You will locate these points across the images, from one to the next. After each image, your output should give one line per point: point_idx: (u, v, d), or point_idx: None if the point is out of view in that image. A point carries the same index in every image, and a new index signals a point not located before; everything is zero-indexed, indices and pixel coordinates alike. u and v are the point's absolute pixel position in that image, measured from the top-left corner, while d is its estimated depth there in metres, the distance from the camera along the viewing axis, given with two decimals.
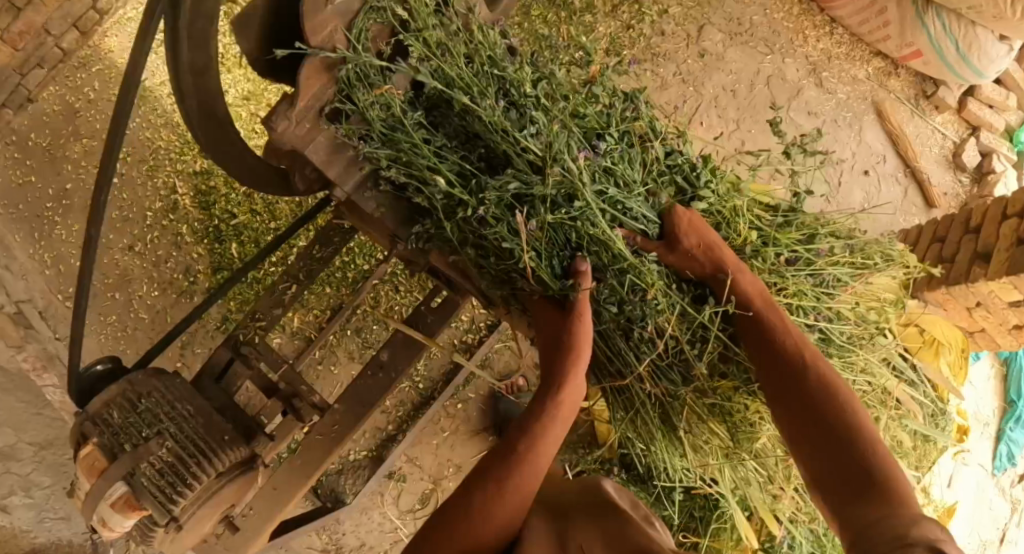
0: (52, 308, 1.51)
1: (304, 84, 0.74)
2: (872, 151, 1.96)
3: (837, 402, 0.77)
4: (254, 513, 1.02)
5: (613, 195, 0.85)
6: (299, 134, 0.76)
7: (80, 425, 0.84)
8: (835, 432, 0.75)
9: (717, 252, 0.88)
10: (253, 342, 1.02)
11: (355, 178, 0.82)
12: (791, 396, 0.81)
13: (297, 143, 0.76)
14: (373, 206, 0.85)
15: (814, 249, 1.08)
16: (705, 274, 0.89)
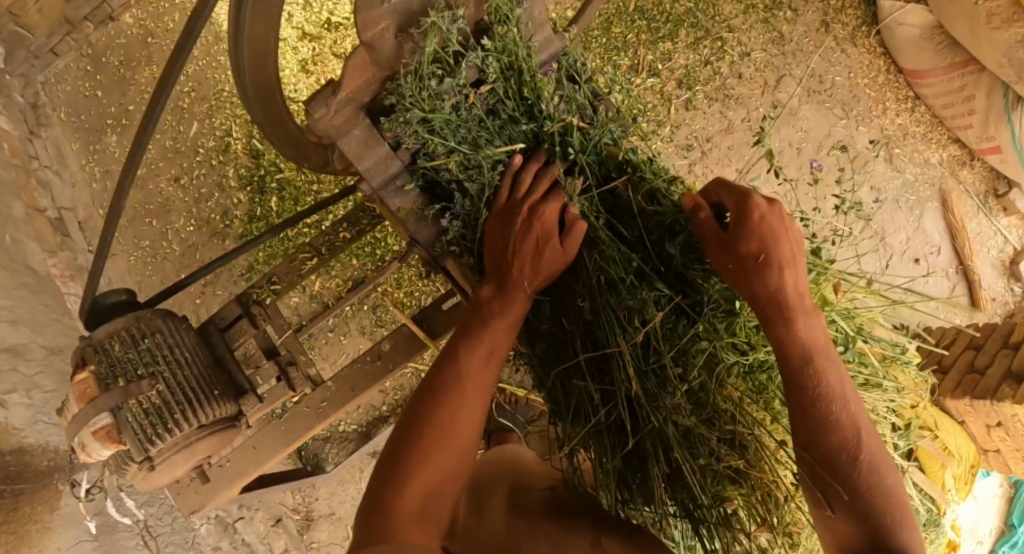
0: (91, 220, 1.57)
1: (348, 75, 0.76)
2: (928, 240, 1.89)
3: (866, 461, 0.76)
4: (229, 467, 1.04)
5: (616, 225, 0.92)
6: (335, 123, 0.78)
7: (82, 349, 0.86)
8: (865, 495, 0.76)
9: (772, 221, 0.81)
10: (264, 303, 1.02)
11: (385, 174, 0.83)
12: (828, 439, 0.77)
13: (330, 131, 0.78)
14: (396, 203, 0.85)
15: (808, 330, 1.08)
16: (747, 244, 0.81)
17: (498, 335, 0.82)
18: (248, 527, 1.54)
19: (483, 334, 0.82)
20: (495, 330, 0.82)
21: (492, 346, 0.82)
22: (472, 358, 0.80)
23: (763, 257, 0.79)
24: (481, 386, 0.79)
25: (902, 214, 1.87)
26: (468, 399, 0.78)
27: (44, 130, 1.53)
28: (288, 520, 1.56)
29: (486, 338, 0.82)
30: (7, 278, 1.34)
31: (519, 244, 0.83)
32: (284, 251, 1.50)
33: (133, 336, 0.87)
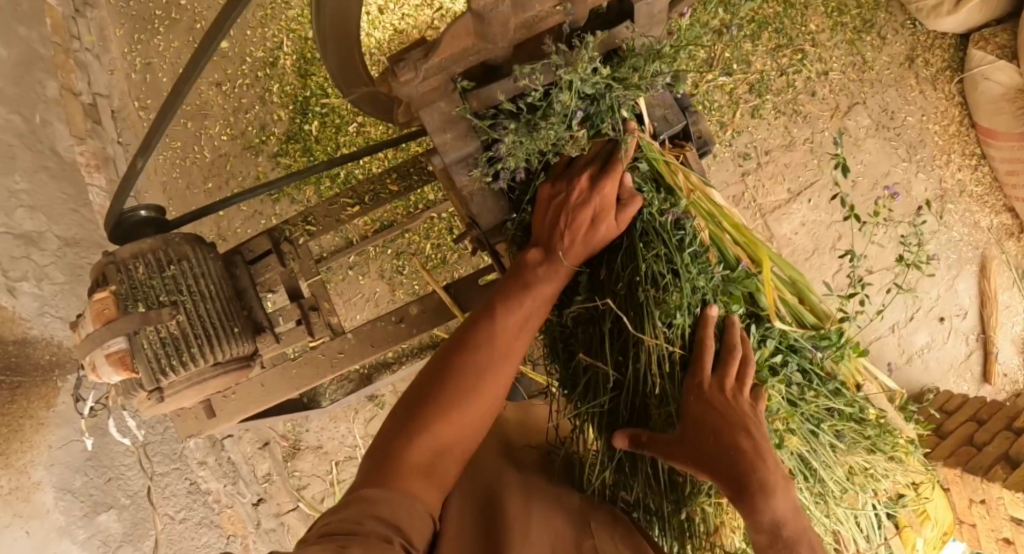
0: (125, 111, 1.51)
1: (447, 41, 0.66)
2: (956, 302, 1.84)
3: None
4: (234, 398, 1.02)
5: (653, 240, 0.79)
6: (422, 90, 0.70)
7: (103, 266, 0.83)
8: None
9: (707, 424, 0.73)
10: (295, 243, 0.97)
11: (461, 151, 0.75)
12: None
13: (415, 98, 0.70)
14: (467, 178, 0.77)
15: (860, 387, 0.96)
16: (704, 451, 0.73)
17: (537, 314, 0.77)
18: (236, 447, 1.46)
19: (515, 301, 0.75)
20: (530, 299, 0.76)
21: (525, 313, 0.76)
22: (508, 328, 0.75)
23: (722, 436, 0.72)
24: (512, 358, 0.75)
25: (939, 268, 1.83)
26: (497, 376, 0.74)
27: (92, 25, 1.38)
28: (276, 445, 1.47)
29: (518, 305, 0.76)
30: (31, 160, 1.31)
31: (575, 213, 0.76)
32: (316, 181, 1.44)
33: (159, 261, 0.84)
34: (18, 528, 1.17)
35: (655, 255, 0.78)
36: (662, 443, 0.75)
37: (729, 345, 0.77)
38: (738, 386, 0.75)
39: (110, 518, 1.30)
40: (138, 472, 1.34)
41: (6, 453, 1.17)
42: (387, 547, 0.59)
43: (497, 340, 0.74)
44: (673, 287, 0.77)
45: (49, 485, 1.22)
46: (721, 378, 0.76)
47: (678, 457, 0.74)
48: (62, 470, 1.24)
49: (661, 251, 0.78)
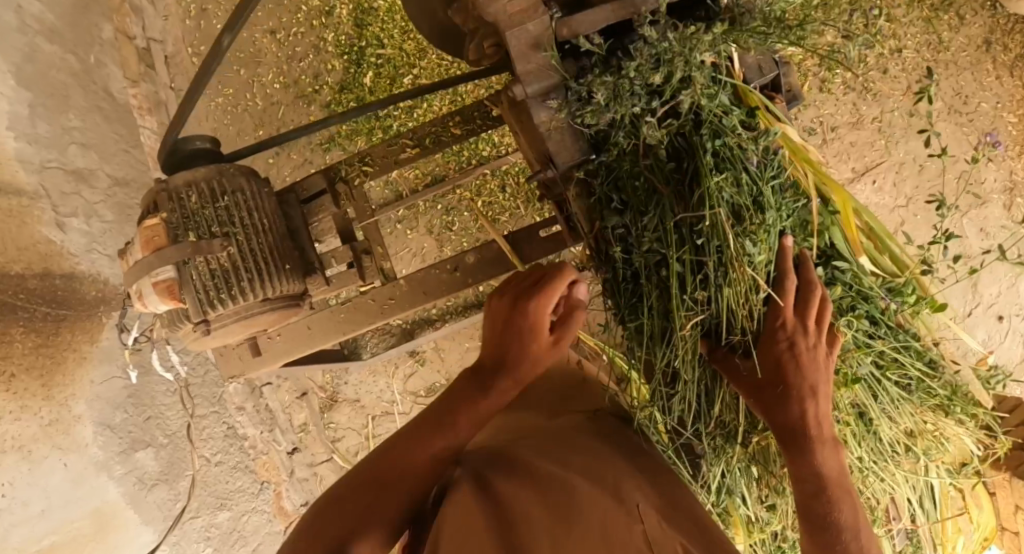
0: (178, 57, 1.49)
1: None
2: (1020, 301, 1.74)
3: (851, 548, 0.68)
4: (279, 340, 1.02)
5: (739, 177, 0.70)
6: (512, 9, 0.66)
7: (156, 194, 0.83)
8: None
9: (780, 367, 0.71)
10: (350, 184, 0.99)
11: (547, 81, 0.69)
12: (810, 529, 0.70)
13: (503, 19, 0.67)
14: (546, 116, 0.71)
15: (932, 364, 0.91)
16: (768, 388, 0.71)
17: (504, 395, 0.75)
18: (274, 395, 1.48)
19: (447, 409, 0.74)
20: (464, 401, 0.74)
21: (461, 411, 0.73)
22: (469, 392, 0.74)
23: (786, 388, 0.70)
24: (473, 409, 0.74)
25: (1002, 265, 1.73)
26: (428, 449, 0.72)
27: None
28: (314, 396, 1.48)
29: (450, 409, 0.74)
30: (85, 99, 1.31)
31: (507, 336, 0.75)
32: (371, 127, 1.43)
33: (213, 191, 0.84)
34: (57, 460, 1.17)
35: (742, 187, 0.70)
36: (729, 366, 0.74)
37: (806, 283, 0.73)
38: (815, 327, 0.72)
39: (148, 456, 1.28)
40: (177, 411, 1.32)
41: (47, 385, 1.16)
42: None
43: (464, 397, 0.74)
44: (760, 225, 0.71)
45: (89, 420, 1.21)
46: (799, 317, 0.72)
47: (735, 378, 0.74)
48: (103, 406, 1.23)
49: (744, 189, 0.70)
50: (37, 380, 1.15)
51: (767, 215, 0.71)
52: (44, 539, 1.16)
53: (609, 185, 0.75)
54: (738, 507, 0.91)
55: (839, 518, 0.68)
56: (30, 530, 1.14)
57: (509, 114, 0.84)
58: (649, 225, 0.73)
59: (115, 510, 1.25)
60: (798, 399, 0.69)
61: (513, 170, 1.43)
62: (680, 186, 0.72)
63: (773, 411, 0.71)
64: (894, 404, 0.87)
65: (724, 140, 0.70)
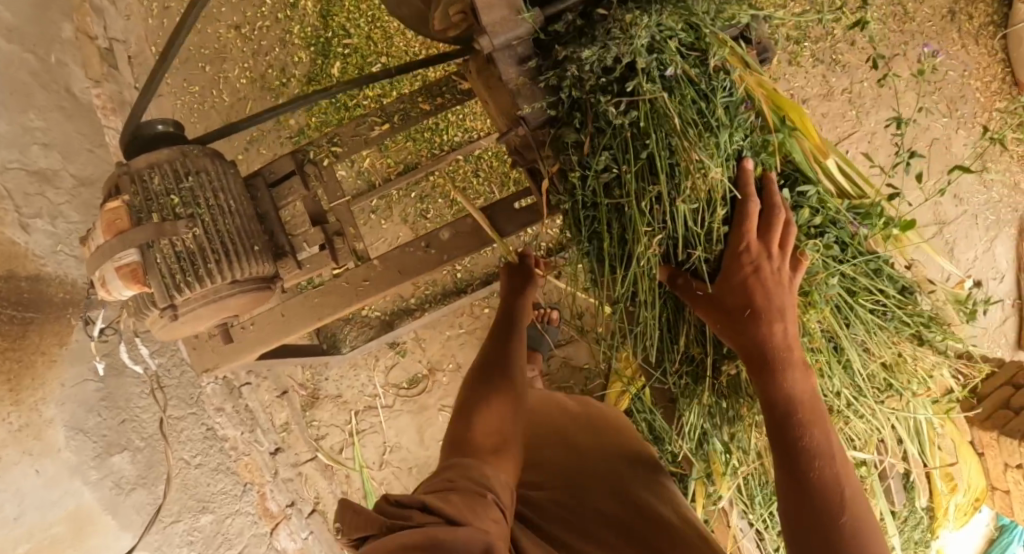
0: (143, 57, 1.46)
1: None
2: (995, 265, 1.77)
3: (827, 479, 0.65)
4: (253, 329, 0.99)
5: (687, 98, 0.68)
6: None
7: (117, 177, 0.81)
8: (824, 516, 0.64)
9: (747, 291, 0.69)
10: (319, 164, 0.98)
11: (512, 33, 0.66)
12: (784, 464, 0.68)
13: None
14: (511, 71, 0.69)
15: (901, 309, 0.90)
16: (733, 312, 0.70)
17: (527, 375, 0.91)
18: (254, 395, 1.43)
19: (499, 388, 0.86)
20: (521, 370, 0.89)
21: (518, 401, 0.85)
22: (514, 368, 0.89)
23: (752, 311, 0.69)
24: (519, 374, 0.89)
25: (977, 229, 1.74)
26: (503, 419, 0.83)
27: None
28: (294, 394, 1.46)
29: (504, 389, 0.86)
30: (45, 99, 1.28)
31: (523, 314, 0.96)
32: (335, 108, 1.42)
33: (176, 172, 0.83)
34: (29, 466, 1.15)
35: (688, 106, 0.68)
36: (693, 294, 0.73)
37: (769, 205, 0.71)
38: (780, 251, 0.70)
39: (124, 460, 1.24)
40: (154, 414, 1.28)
41: (15, 390, 1.14)
42: (480, 498, 0.65)
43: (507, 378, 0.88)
44: (710, 139, 0.68)
45: (61, 423, 1.18)
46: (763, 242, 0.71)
47: (700, 305, 0.72)
48: (73, 409, 1.19)
49: (690, 109, 0.68)
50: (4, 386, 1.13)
51: (721, 135, 0.68)
52: (21, 545, 1.15)
53: (568, 108, 0.70)
54: (714, 449, 0.93)
55: (812, 444, 0.67)
56: (6, 534, 1.13)
57: (474, 74, 0.83)
58: (603, 143, 0.70)
59: (91, 515, 1.21)
60: (765, 320, 0.69)
61: (485, 153, 1.42)
62: (630, 110, 0.68)
63: (741, 337, 0.70)
64: (862, 344, 0.87)
65: (671, 62, 0.67)
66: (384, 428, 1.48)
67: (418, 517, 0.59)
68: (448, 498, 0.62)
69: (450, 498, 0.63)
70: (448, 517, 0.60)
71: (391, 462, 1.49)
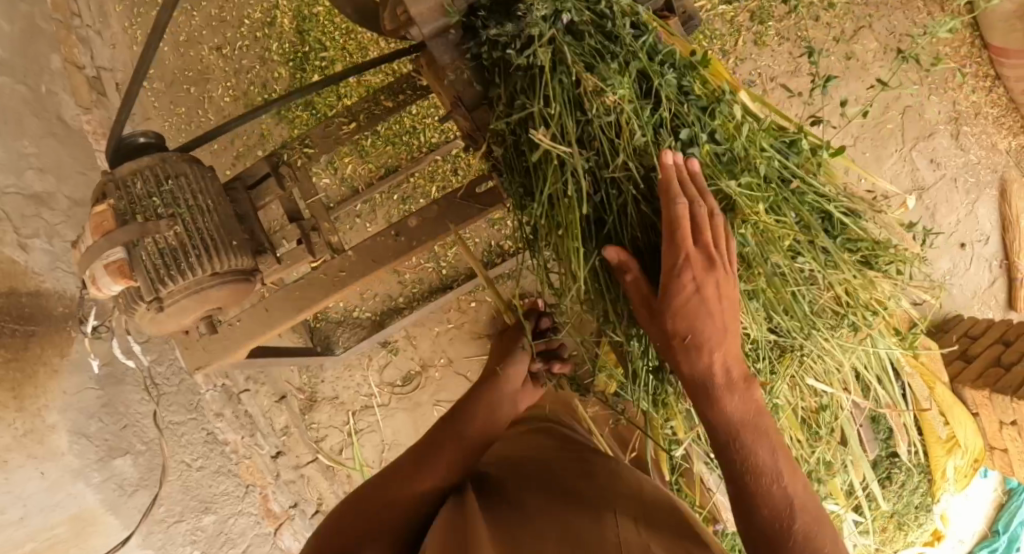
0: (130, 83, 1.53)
1: None
2: (978, 227, 1.78)
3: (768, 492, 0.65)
4: (239, 326, 1.03)
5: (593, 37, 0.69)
6: None
7: (103, 184, 0.86)
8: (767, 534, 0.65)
9: (678, 309, 0.65)
10: (294, 165, 1.02)
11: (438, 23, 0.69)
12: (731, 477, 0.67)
13: None
14: (449, 59, 0.72)
15: (866, 248, 0.83)
16: (668, 332, 0.67)
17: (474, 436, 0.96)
18: (253, 400, 1.48)
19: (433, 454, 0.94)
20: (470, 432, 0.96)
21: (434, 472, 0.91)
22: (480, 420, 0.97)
23: (690, 339, 0.65)
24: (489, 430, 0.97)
25: (957, 193, 1.76)
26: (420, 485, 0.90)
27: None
28: (292, 399, 1.49)
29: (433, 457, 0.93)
30: (37, 126, 1.34)
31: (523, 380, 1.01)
32: (311, 118, 1.48)
33: (156, 176, 0.87)
34: (34, 468, 1.16)
35: (597, 44, 0.70)
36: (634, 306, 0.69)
37: (695, 201, 0.64)
38: (717, 254, 0.64)
39: (126, 463, 1.28)
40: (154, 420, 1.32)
41: (19, 397, 1.16)
42: None
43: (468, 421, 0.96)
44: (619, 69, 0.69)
45: (64, 429, 1.20)
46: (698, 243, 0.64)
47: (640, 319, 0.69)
48: (75, 416, 1.22)
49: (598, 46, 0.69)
50: (8, 392, 1.14)
51: (633, 65, 0.69)
52: (26, 544, 1.16)
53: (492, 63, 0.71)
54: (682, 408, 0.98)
55: (753, 460, 0.66)
56: (11, 536, 1.13)
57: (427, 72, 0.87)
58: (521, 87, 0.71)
59: (94, 516, 1.24)
60: (698, 342, 0.65)
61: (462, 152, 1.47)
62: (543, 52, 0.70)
63: (679, 356, 0.67)
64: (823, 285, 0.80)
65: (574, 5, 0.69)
66: (381, 427, 1.52)
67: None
68: None
69: None
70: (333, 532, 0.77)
71: (390, 460, 1.53)
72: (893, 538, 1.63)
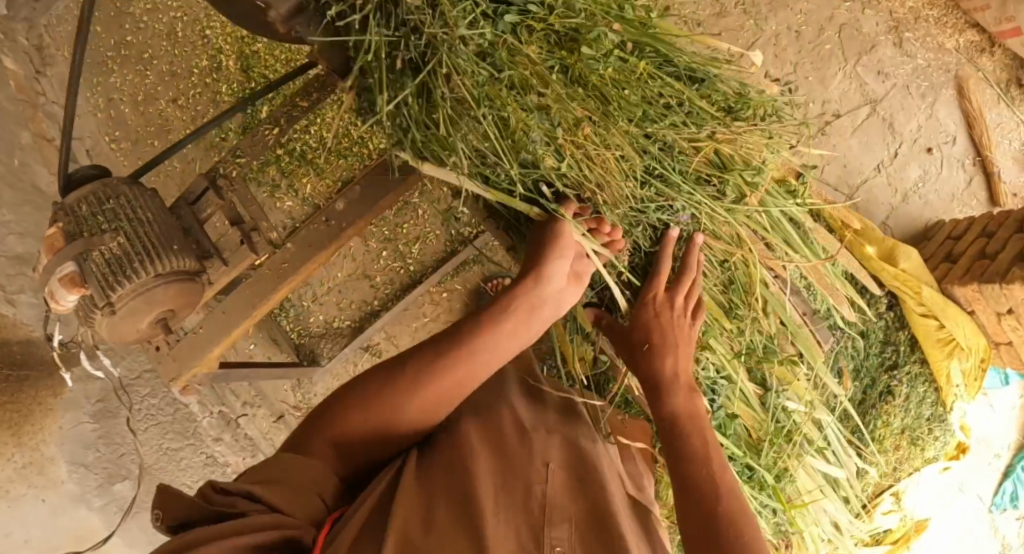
0: (97, 148, 1.68)
1: None
2: (941, 129, 1.76)
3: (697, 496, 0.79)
4: (203, 332, 1.11)
5: None
6: None
7: (54, 211, 0.93)
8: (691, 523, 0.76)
9: (646, 330, 0.91)
10: (230, 176, 1.06)
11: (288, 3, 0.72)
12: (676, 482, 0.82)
13: None
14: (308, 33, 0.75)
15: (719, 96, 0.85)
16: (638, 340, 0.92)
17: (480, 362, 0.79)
18: (251, 424, 1.53)
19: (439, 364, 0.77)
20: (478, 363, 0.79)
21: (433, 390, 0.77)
22: (475, 358, 0.78)
23: (651, 347, 0.90)
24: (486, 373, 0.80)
25: (912, 100, 1.75)
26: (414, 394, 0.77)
27: (50, 69, 1.48)
28: (290, 417, 1.54)
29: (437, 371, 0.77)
30: (11, 196, 1.39)
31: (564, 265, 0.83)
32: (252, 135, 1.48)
33: (98, 196, 0.93)
34: (35, 497, 1.39)
35: None
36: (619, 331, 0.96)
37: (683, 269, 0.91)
38: (683, 303, 0.91)
39: (124, 487, 1.46)
40: (153, 447, 1.46)
41: (18, 434, 1.37)
42: (306, 488, 0.67)
43: (462, 363, 0.77)
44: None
45: (63, 460, 1.41)
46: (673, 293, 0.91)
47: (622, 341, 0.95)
48: (73, 447, 1.41)
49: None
50: (7, 431, 1.36)
51: None
52: None
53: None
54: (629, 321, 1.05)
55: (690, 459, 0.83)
56: None
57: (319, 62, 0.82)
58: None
59: (95, 534, 1.47)
60: (658, 352, 0.89)
61: None
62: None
63: (646, 367, 0.91)
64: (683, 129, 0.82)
65: None
66: None
67: (241, 505, 0.61)
68: (273, 486, 0.64)
69: (272, 484, 0.64)
70: (272, 506, 0.62)
71: None
72: (911, 456, 1.60)
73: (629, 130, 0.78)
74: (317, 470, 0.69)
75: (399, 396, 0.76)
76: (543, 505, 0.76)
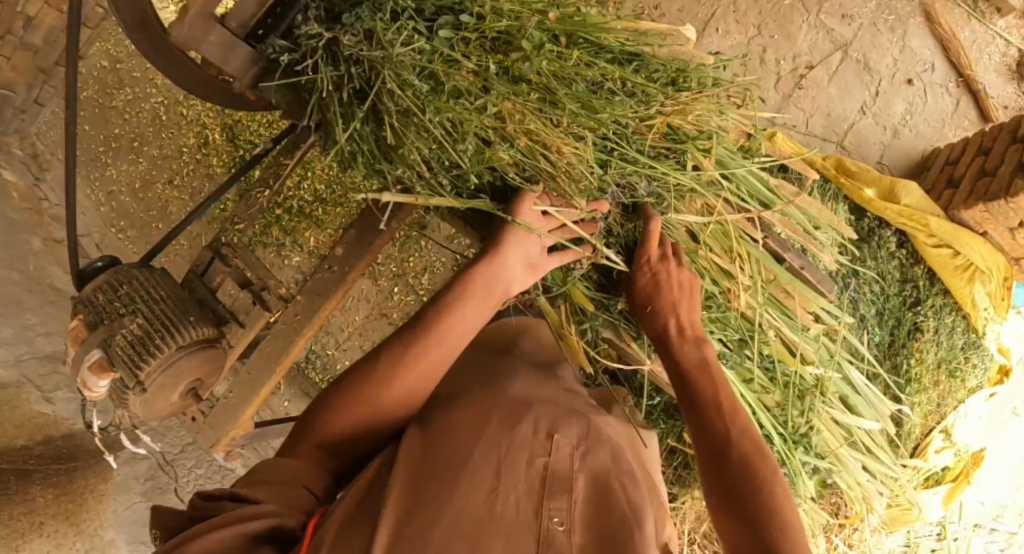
0: (106, 239, 1.74)
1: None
2: (917, 58, 1.75)
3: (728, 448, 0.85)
4: (233, 396, 1.14)
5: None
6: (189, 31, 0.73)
7: (74, 304, 0.97)
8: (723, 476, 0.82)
9: (648, 289, 0.95)
10: (232, 244, 1.08)
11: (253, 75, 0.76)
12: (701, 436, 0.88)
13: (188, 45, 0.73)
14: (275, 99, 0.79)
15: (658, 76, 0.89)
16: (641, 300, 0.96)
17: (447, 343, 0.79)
18: None
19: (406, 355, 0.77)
20: (449, 343, 0.79)
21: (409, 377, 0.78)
22: (440, 344, 0.78)
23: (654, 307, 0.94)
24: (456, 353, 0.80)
25: (883, 36, 1.74)
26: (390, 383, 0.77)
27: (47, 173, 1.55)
28: None
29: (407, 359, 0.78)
30: (34, 299, 1.47)
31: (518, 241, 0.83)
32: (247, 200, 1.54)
33: (112, 284, 0.97)
34: None
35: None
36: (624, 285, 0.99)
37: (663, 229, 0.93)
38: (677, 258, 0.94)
39: None
40: None
41: (76, 522, 1.45)
42: (289, 487, 0.69)
43: (421, 353, 0.77)
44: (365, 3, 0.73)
45: (122, 541, 1.48)
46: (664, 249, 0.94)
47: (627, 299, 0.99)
48: (129, 527, 1.48)
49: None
50: (64, 521, 1.44)
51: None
52: None
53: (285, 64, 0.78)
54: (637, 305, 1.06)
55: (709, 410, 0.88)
56: None
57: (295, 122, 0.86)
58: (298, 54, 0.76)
59: None
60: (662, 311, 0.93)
61: None
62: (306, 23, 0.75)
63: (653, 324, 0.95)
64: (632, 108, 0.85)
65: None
66: None
67: (226, 506, 0.64)
68: (258, 485, 0.67)
69: (257, 483, 0.68)
70: (257, 500, 0.65)
71: None
72: (952, 388, 1.58)
73: (579, 111, 0.81)
74: (301, 468, 0.72)
75: (378, 390, 0.77)
76: (543, 476, 0.74)
